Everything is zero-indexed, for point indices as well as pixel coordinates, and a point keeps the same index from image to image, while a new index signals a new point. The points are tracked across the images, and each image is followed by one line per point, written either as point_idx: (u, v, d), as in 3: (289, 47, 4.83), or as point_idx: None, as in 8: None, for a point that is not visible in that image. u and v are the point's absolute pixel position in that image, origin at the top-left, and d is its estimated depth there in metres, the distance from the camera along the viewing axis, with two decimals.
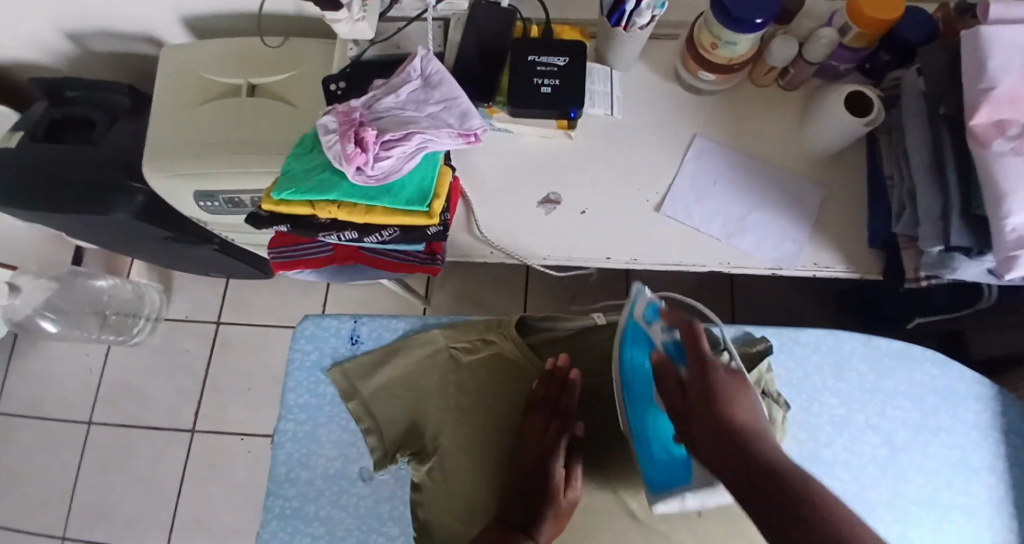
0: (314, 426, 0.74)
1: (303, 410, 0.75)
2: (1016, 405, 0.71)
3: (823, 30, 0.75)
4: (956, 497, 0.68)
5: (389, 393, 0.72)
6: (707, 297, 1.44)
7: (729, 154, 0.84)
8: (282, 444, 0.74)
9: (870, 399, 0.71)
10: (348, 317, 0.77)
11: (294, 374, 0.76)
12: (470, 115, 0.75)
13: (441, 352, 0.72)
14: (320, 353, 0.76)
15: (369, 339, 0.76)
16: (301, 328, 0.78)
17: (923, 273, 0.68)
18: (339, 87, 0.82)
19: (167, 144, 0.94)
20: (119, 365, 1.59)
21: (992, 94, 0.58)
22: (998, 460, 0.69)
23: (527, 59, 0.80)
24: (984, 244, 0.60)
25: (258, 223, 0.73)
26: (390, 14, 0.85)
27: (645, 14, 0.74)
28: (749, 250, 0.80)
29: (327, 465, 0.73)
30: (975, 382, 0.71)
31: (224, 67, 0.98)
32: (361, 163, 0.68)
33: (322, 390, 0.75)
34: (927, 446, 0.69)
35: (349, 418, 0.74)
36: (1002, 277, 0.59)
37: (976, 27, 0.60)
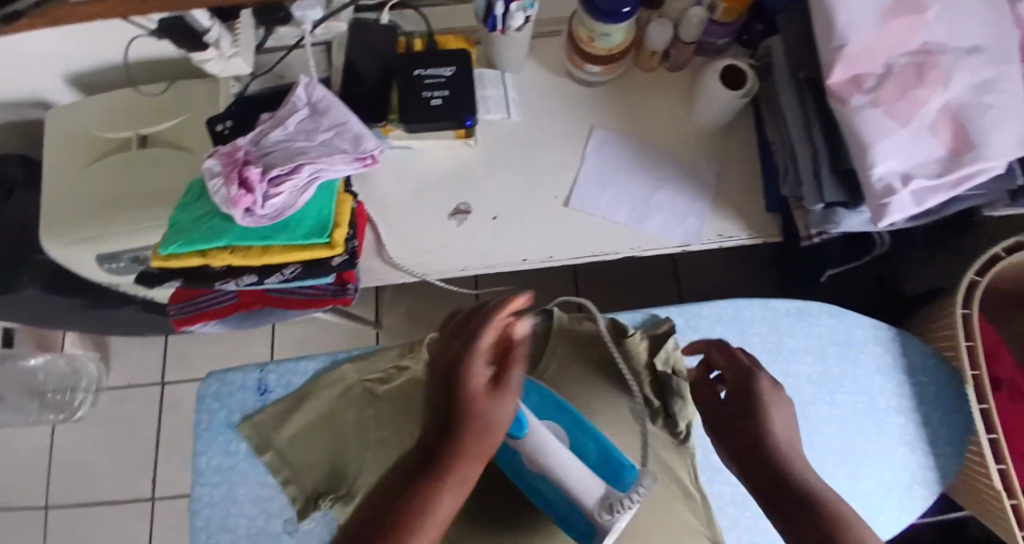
0: (230, 487, 0.64)
1: (217, 471, 0.65)
2: (913, 343, 0.74)
3: (693, 9, 0.77)
4: (869, 442, 0.70)
5: (306, 438, 0.64)
6: (651, 278, 1.46)
7: (625, 142, 0.86)
8: (198, 513, 0.64)
9: (774, 358, 0.72)
10: (253, 366, 0.68)
11: (202, 434, 0.66)
12: (364, 137, 0.75)
13: (354, 388, 0.66)
14: (228, 411, 0.66)
15: (278, 387, 0.67)
16: (203, 386, 0.68)
17: (814, 230, 0.71)
18: (225, 127, 0.80)
19: (62, 210, 0.91)
20: (64, 442, 1.52)
21: (845, 51, 0.61)
22: (904, 400, 0.72)
23: (413, 74, 0.80)
24: (857, 196, 0.64)
25: (149, 281, 0.72)
26: (268, 45, 0.84)
27: (517, 17, 0.74)
28: (657, 233, 0.83)
29: (251, 522, 0.63)
30: (870, 326, 0.74)
31: (110, 122, 0.95)
32: (249, 204, 0.67)
33: (235, 446, 0.65)
34: (834, 396, 0.71)
35: (267, 471, 0.64)
36: (877, 225, 0.63)
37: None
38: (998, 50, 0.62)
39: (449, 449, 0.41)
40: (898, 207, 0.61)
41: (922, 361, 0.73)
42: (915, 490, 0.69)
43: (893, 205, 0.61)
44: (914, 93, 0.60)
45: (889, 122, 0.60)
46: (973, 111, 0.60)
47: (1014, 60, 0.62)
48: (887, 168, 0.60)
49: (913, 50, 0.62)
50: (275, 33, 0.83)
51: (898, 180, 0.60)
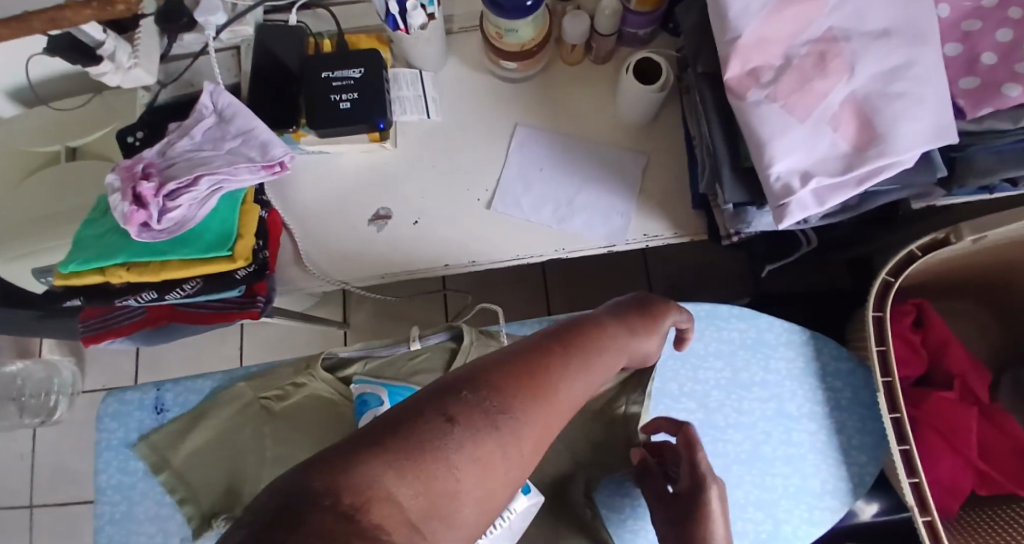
0: (130, 506, 0.65)
1: (117, 490, 0.66)
2: (828, 345, 0.72)
3: (605, 1, 0.74)
4: (776, 449, 0.69)
5: (202, 457, 0.64)
6: (623, 269, 1.40)
7: (549, 139, 0.83)
8: (100, 530, 0.65)
9: (681, 365, 0.70)
10: (152, 384, 0.68)
11: (103, 454, 0.66)
12: (271, 144, 0.73)
13: (251, 406, 0.65)
14: (126, 430, 0.67)
15: (176, 405, 0.68)
16: (103, 406, 0.68)
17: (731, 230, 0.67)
18: (136, 139, 0.78)
19: None
20: (45, 445, 1.55)
21: (738, 44, 0.58)
22: (816, 406, 0.70)
23: (320, 77, 0.77)
24: (759, 196, 0.62)
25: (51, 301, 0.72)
26: (172, 52, 0.82)
27: (415, 14, 0.72)
28: (581, 231, 0.79)
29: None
30: (784, 329, 0.71)
31: (41, 135, 0.94)
32: (143, 220, 0.66)
33: (133, 465, 0.66)
34: (742, 403, 0.69)
35: (164, 491, 0.65)
36: (779, 226, 0.60)
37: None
38: (908, 32, 0.58)
39: (525, 363, 0.40)
40: (799, 207, 0.58)
41: (838, 366, 0.71)
42: (824, 500, 0.68)
43: (792, 206, 0.58)
44: (812, 84, 0.57)
45: (786, 118, 0.57)
46: (878, 100, 0.56)
47: (926, 42, 0.58)
48: (786, 166, 0.57)
49: (814, 38, 0.59)
50: (181, 41, 0.82)
51: (798, 179, 0.57)
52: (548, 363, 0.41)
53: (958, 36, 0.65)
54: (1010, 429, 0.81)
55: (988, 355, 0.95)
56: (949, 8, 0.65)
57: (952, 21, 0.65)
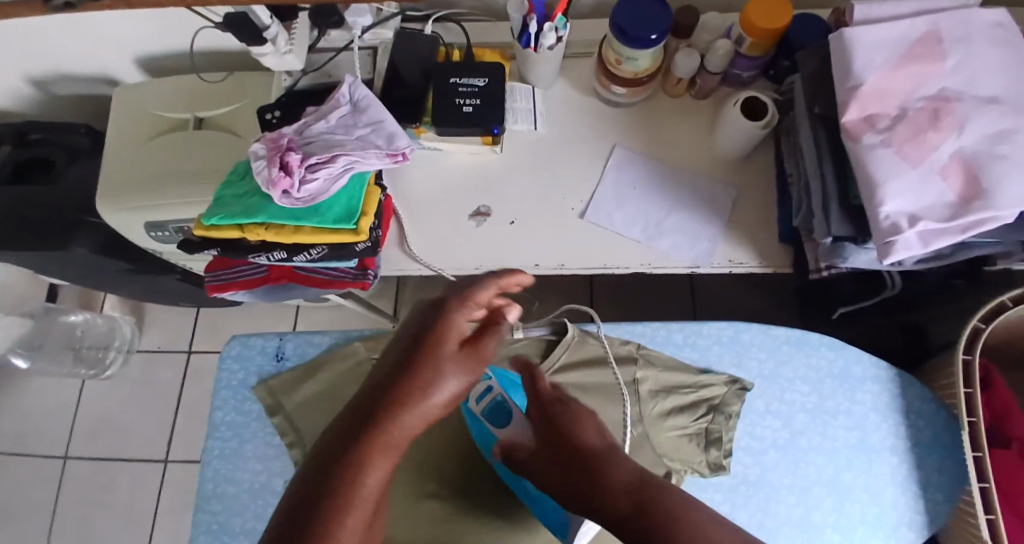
0: (240, 443, 0.72)
1: (229, 427, 0.73)
2: (913, 386, 0.78)
3: (719, 42, 0.81)
4: (857, 478, 0.75)
5: (313, 406, 0.70)
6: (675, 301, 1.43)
7: (648, 163, 0.89)
8: (209, 463, 0.72)
9: (770, 385, 0.78)
10: (274, 334, 0.76)
11: (220, 393, 0.74)
12: (398, 136, 0.79)
13: (363, 365, 0.71)
14: (246, 373, 0.75)
15: (294, 355, 0.75)
16: (226, 349, 0.76)
17: (824, 263, 0.73)
18: (274, 116, 0.86)
19: (121, 180, 0.96)
20: (93, 397, 1.59)
21: (860, 90, 0.65)
22: (898, 441, 0.76)
23: (449, 82, 0.85)
24: (864, 232, 0.67)
25: (189, 248, 0.79)
26: (319, 45, 0.91)
27: (549, 35, 0.79)
28: (669, 251, 0.85)
29: (252, 479, 0.71)
30: (871, 365, 0.79)
31: (173, 103, 1.01)
32: (286, 187, 0.73)
33: (248, 406, 0.73)
34: (826, 428, 0.76)
35: (273, 433, 0.72)
36: (881, 262, 0.65)
37: (841, 30, 0.68)
38: (1016, 101, 0.64)
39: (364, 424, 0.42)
40: (904, 247, 0.62)
41: (920, 406, 0.78)
42: (900, 533, 0.74)
43: (899, 244, 0.62)
44: (926, 135, 0.63)
45: (896, 164, 0.63)
46: (986, 159, 0.61)
47: None
48: (895, 208, 0.62)
49: (927, 96, 0.65)
50: (328, 36, 0.91)
51: (906, 220, 0.61)
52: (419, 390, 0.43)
53: None
54: None
55: None
56: None
57: None
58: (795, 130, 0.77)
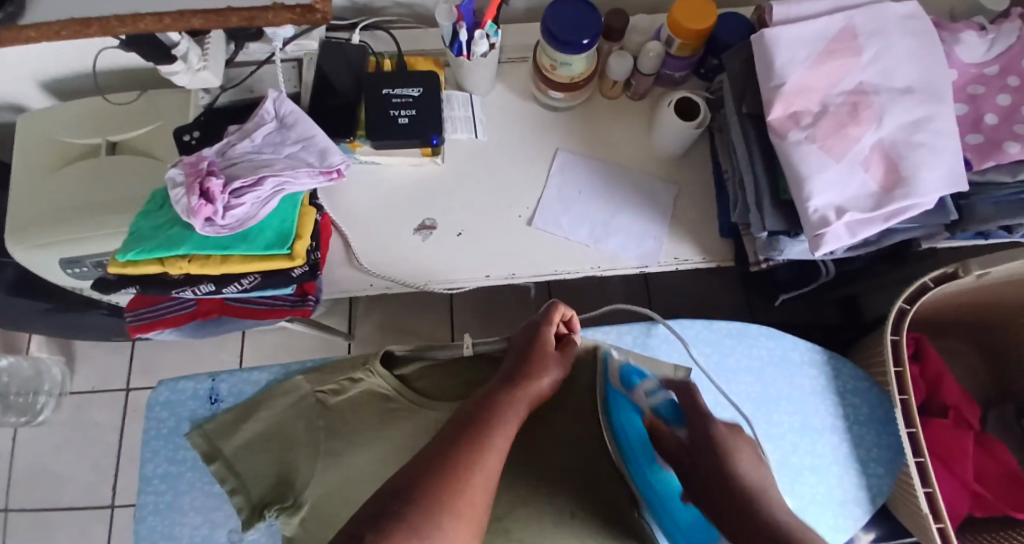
0: (175, 496, 0.71)
1: (163, 480, 0.72)
2: (845, 368, 0.82)
3: (650, 43, 0.81)
4: (803, 460, 0.77)
5: (252, 448, 0.69)
6: (631, 296, 1.42)
7: (589, 165, 0.88)
8: (143, 520, 0.70)
9: (716, 378, 0.79)
10: (206, 376, 0.76)
11: (152, 443, 0.73)
12: (330, 152, 0.75)
13: (306, 397, 0.71)
14: (177, 419, 0.74)
15: (229, 396, 0.75)
16: (155, 395, 0.76)
17: (761, 256, 0.74)
18: (193, 138, 0.80)
19: (26, 214, 0.88)
20: (23, 446, 1.47)
21: (782, 90, 0.66)
22: (837, 421, 0.79)
23: (381, 93, 0.82)
24: (797, 225, 0.69)
25: (106, 287, 0.74)
26: (237, 59, 0.86)
27: (481, 43, 0.78)
28: (616, 252, 0.84)
29: (192, 533, 0.70)
30: (808, 350, 0.81)
31: (80, 127, 0.93)
32: (209, 214, 0.68)
33: (182, 454, 0.72)
34: (771, 416, 0.78)
35: (212, 481, 0.71)
36: (814, 253, 0.67)
37: (761, 31, 0.69)
38: (929, 91, 0.67)
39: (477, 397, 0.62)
40: (833, 238, 0.65)
41: (856, 386, 0.81)
42: (847, 507, 0.76)
43: (828, 236, 0.65)
44: (847, 129, 0.65)
45: (821, 158, 0.64)
46: (903, 148, 0.65)
47: (944, 101, 0.67)
48: (822, 201, 0.64)
49: (848, 90, 0.67)
50: (246, 49, 0.87)
51: (833, 212, 0.64)
52: (510, 381, 0.63)
53: (965, 98, 0.74)
54: (1000, 458, 0.92)
55: (974, 390, 1.04)
56: (958, 74, 0.75)
57: (959, 84, 0.75)
58: (728, 128, 0.78)
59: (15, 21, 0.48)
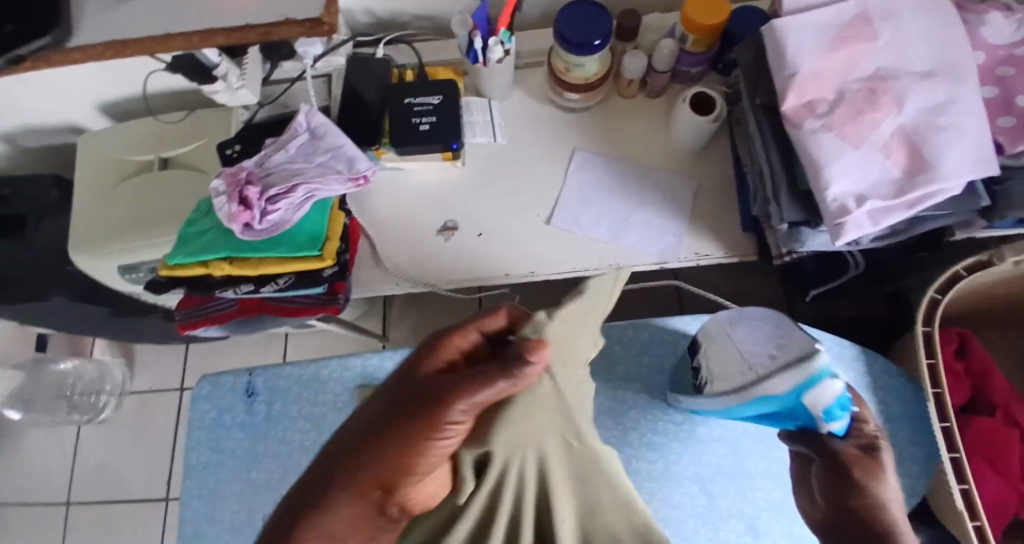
0: (217, 482, 0.78)
1: (206, 467, 0.79)
2: (878, 363, 0.80)
3: (664, 41, 0.81)
4: None
5: None
6: (662, 296, 1.42)
7: (607, 164, 0.89)
8: (189, 502, 0.78)
9: None
10: (244, 371, 0.81)
11: (195, 433, 0.80)
12: (358, 159, 0.79)
13: None
14: (219, 411, 0.80)
15: (265, 390, 0.81)
16: (198, 389, 0.81)
17: (783, 248, 0.74)
18: (235, 151, 0.86)
19: (90, 229, 0.95)
20: (88, 443, 1.58)
21: (795, 79, 0.66)
22: None
23: (404, 102, 0.86)
24: (817, 216, 0.69)
25: (158, 288, 0.80)
26: (272, 78, 0.92)
27: (495, 49, 0.80)
28: (636, 248, 0.85)
29: (232, 518, 0.77)
30: (838, 346, 0.80)
31: (136, 145, 1.00)
32: (248, 220, 0.73)
33: (223, 445, 0.79)
34: None
35: (249, 469, 0.78)
36: (834, 243, 0.67)
37: (772, 22, 0.69)
38: (950, 74, 0.66)
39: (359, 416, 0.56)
40: (855, 227, 0.64)
41: (887, 383, 0.79)
42: None
43: (849, 224, 0.64)
44: (864, 116, 0.65)
45: (838, 146, 0.64)
46: (922, 133, 0.64)
47: (966, 84, 0.65)
48: (840, 190, 0.64)
49: (864, 77, 0.67)
50: (280, 68, 0.92)
51: (852, 201, 0.64)
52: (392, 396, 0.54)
53: (994, 80, 0.72)
54: None
55: None
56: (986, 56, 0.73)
57: (987, 67, 0.73)
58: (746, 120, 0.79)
59: (63, 45, 0.51)
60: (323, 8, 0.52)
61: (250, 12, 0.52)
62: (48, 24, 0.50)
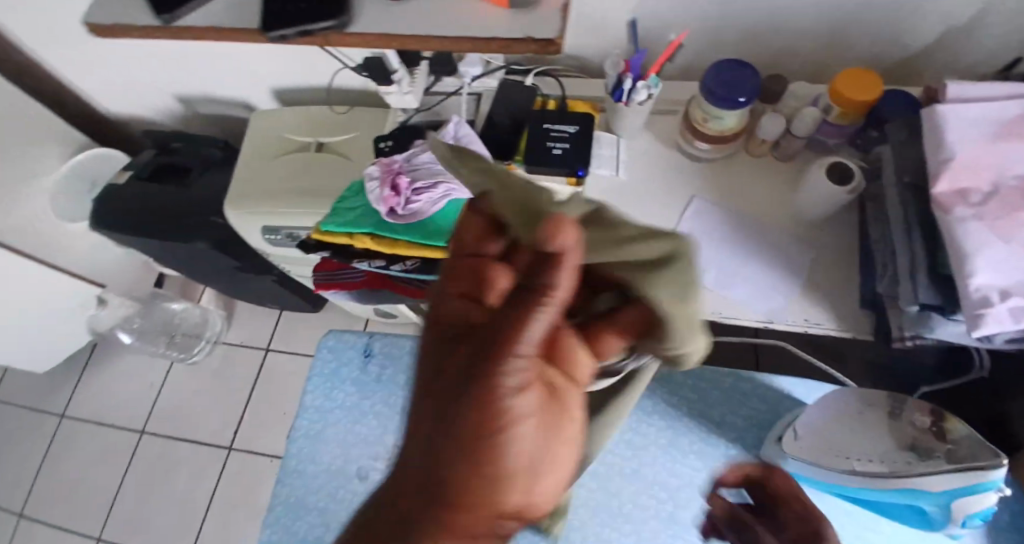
0: (324, 426, 0.86)
1: (316, 411, 0.87)
2: None
3: (808, 109, 0.84)
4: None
5: None
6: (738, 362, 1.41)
7: (725, 215, 0.91)
8: (295, 439, 0.86)
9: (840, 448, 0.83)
10: (366, 333, 0.91)
11: (314, 378, 0.89)
12: (492, 171, 0.87)
13: None
14: (338, 363, 0.89)
15: (380, 352, 0.89)
16: (324, 340, 0.91)
17: (907, 333, 0.74)
18: (387, 146, 0.98)
19: (247, 188, 1.08)
20: (176, 380, 1.71)
21: (950, 165, 0.68)
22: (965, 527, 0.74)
23: (542, 127, 0.93)
24: (954, 303, 0.68)
25: (306, 249, 0.90)
26: (432, 89, 1.01)
27: (641, 92, 0.85)
28: (742, 302, 0.87)
29: (332, 462, 0.84)
30: None
31: (300, 127, 1.13)
32: (393, 205, 0.83)
33: (336, 395, 0.88)
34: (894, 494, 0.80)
35: (355, 422, 0.86)
36: (971, 334, 0.65)
37: (932, 106, 0.71)
38: None
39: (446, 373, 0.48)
40: (996, 321, 0.63)
41: None
42: None
43: (990, 317, 0.63)
44: (1018, 213, 0.65)
45: (987, 236, 0.64)
46: None
47: None
48: (985, 281, 0.63)
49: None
50: (442, 82, 1.01)
51: (997, 294, 0.63)
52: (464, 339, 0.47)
53: None
54: None
55: None
56: None
57: None
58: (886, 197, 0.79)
59: (345, 28, 0.68)
60: (556, 33, 0.66)
61: (497, 29, 0.68)
62: (337, 12, 0.67)
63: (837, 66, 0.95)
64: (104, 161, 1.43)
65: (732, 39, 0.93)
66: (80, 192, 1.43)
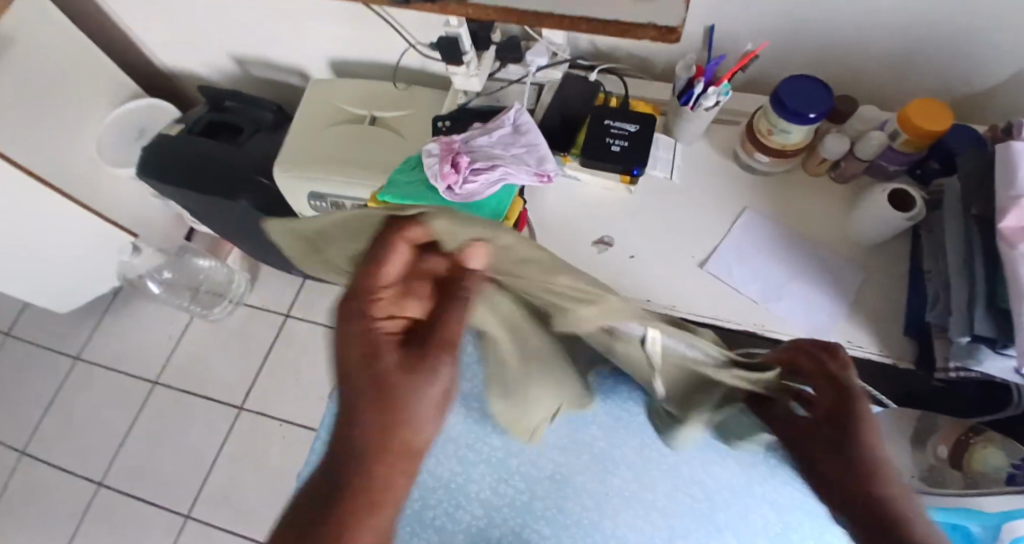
0: None
1: None
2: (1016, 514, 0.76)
3: (874, 132, 0.85)
4: None
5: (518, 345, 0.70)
6: None
7: (775, 230, 0.92)
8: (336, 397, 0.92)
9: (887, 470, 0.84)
10: None
11: None
12: (549, 159, 0.87)
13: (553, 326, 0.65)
14: None
15: None
16: None
17: (951, 364, 0.74)
18: (444, 126, 0.98)
19: (298, 152, 1.09)
20: (195, 335, 1.72)
21: (1021, 201, 0.68)
22: None
23: (603, 123, 0.92)
24: (1006, 336, 0.68)
25: None
26: (496, 75, 1.02)
27: (709, 98, 0.85)
28: (785, 316, 0.86)
29: None
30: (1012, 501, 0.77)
31: (355, 99, 1.14)
32: (452, 182, 0.83)
33: None
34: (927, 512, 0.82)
35: None
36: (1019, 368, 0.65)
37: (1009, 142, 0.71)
38: None
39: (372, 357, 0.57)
40: None
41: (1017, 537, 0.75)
42: None
43: None
44: None
45: None
46: None
47: None
48: None
49: None
50: (506, 69, 1.02)
51: None
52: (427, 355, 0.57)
53: None
54: None
55: None
56: None
57: None
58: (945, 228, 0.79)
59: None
60: (679, 20, 0.60)
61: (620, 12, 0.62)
62: None
63: (903, 96, 0.95)
64: (155, 110, 1.45)
65: (803, 56, 0.93)
66: (127, 138, 1.42)
